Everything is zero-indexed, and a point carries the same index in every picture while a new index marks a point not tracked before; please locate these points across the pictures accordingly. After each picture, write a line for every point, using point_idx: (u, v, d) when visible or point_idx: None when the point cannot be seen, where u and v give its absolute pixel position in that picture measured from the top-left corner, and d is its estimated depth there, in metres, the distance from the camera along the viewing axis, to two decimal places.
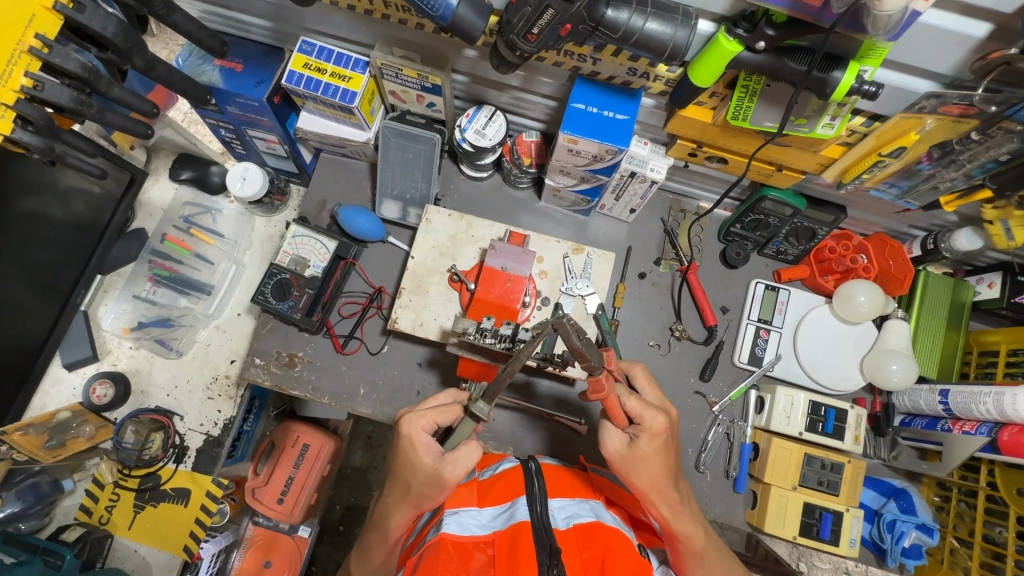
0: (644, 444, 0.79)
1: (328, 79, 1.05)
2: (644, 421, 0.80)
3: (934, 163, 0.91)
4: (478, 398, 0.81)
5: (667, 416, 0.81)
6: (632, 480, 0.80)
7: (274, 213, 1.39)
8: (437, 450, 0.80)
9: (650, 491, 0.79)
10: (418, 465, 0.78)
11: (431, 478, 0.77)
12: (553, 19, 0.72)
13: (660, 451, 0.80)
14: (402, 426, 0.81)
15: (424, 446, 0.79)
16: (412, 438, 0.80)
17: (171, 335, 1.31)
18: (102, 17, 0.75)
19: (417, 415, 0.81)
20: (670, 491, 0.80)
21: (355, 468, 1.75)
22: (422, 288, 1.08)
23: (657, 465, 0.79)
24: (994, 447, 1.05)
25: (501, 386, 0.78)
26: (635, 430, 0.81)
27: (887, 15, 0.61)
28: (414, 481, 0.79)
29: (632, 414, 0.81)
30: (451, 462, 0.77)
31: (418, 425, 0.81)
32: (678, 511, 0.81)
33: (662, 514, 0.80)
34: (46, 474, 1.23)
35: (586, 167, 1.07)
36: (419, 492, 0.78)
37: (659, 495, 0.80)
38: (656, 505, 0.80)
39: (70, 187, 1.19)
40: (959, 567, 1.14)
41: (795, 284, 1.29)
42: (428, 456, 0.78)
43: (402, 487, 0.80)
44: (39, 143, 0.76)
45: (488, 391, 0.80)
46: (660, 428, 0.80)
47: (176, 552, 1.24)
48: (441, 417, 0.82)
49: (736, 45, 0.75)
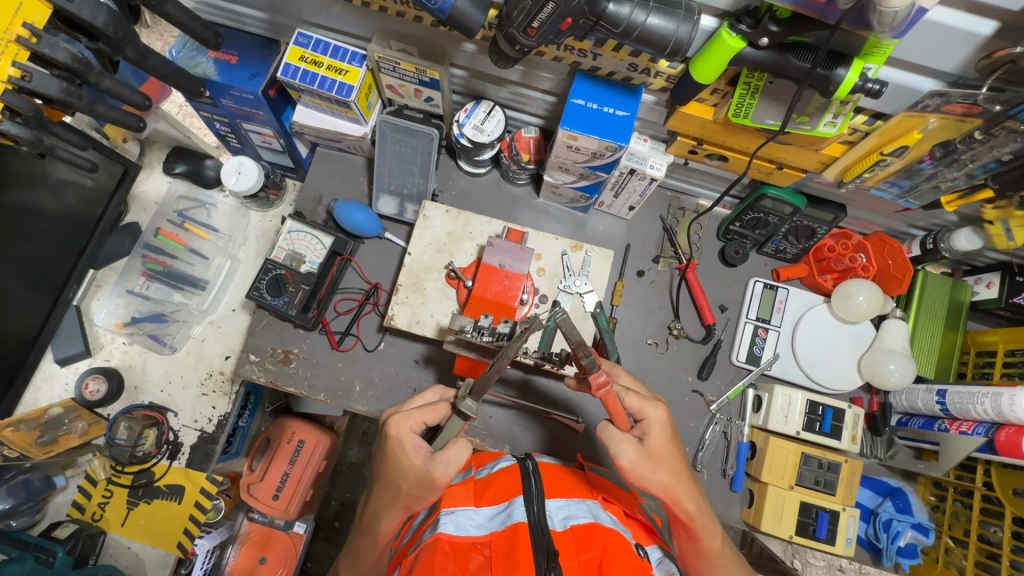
0: (657, 439, 0.80)
1: (324, 72, 1.04)
2: (648, 414, 0.82)
3: (936, 162, 0.90)
4: (466, 394, 0.81)
5: (664, 407, 0.84)
6: (659, 480, 0.78)
7: (270, 209, 1.37)
8: (427, 450, 0.79)
9: (677, 487, 0.79)
10: (409, 467, 0.77)
11: (422, 479, 0.77)
12: (554, 13, 0.71)
13: (670, 443, 0.81)
14: (391, 428, 0.80)
15: (413, 446, 0.78)
16: (401, 439, 0.79)
17: (165, 330, 1.29)
18: (92, 6, 0.73)
19: (405, 416, 0.81)
20: (689, 483, 0.81)
21: (350, 464, 1.74)
22: (419, 285, 1.07)
23: (672, 458, 0.80)
24: (991, 448, 1.04)
25: (489, 382, 0.77)
26: (641, 428, 0.82)
27: (893, 12, 0.61)
28: (404, 484, 0.78)
29: (634, 412, 0.83)
30: (442, 461, 0.76)
31: (406, 425, 0.80)
32: (700, 505, 0.81)
33: (688, 510, 0.80)
34: (38, 471, 1.22)
35: (585, 164, 1.06)
36: (410, 494, 0.78)
37: (685, 489, 0.80)
38: (683, 502, 0.79)
39: (62, 179, 1.18)
40: (954, 567, 1.14)
41: (794, 283, 1.28)
42: (417, 457, 0.77)
43: (393, 488, 0.80)
44: (28, 135, 0.75)
45: (476, 388, 0.79)
46: (663, 418, 0.82)
47: (170, 549, 1.22)
48: (429, 416, 0.82)
49: (739, 41, 0.74)
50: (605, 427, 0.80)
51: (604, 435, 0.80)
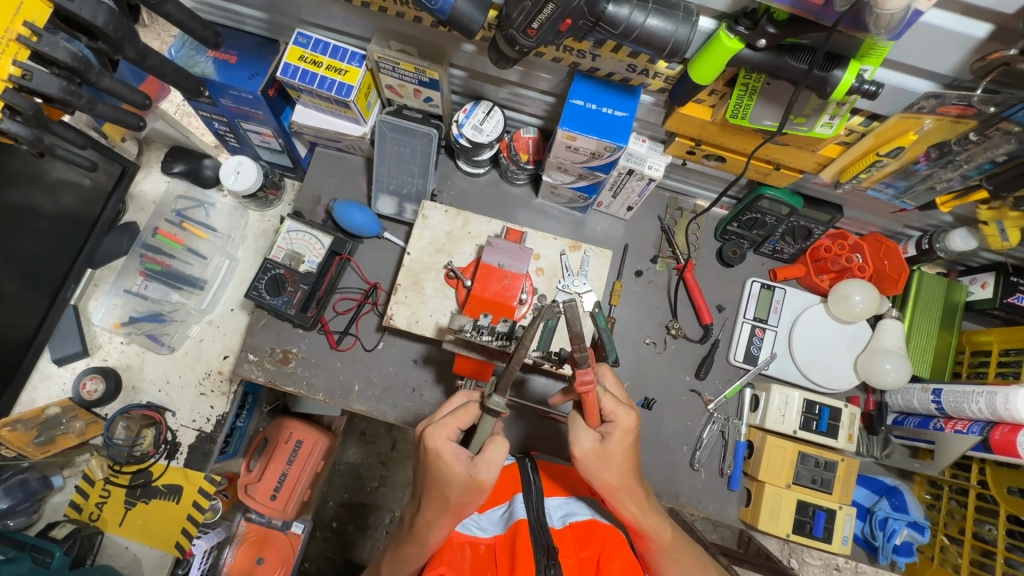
0: (616, 442, 0.80)
1: (323, 72, 1.04)
2: (618, 418, 0.81)
3: (932, 163, 0.91)
4: (491, 392, 0.81)
5: (636, 415, 0.83)
6: (605, 480, 0.79)
7: (268, 208, 1.37)
8: (466, 456, 0.78)
9: (621, 489, 0.79)
10: (452, 476, 0.76)
11: (467, 485, 0.75)
12: (553, 14, 0.71)
13: (628, 450, 0.80)
14: (426, 441, 0.79)
15: (452, 454, 0.77)
16: (439, 450, 0.77)
17: (163, 330, 1.29)
18: (92, 5, 0.73)
19: (438, 425, 0.79)
20: (637, 487, 0.81)
21: (349, 464, 1.74)
22: (418, 284, 1.08)
23: (624, 463, 0.80)
24: (985, 446, 1.05)
25: (512, 378, 0.78)
26: (606, 428, 0.81)
27: (889, 14, 0.61)
28: (450, 492, 0.76)
29: (605, 412, 0.82)
30: (484, 463, 0.76)
31: (441, 435, 0.79)
32: (646, 508, 0.81)
33: (630, 513, 0.80)
34: (35, 471, 1.22)
35: (583, 164, 1.06)
36: (458, 502, 0.76)
37: (630, 494, 0.80)
38: (625, 506, 0.80)
39: (59, 178, 1.17)
40: (950, 565, 1.15)
41: (791, 283, 1.29)
42: (459, 464, 0.76)
43: (438, 499, 0.77)
44: (27, 134, 0.75)
45: (500, 384, 0.80)
46: (630, 426, 0.81)
47: (167, 549, 1.22)
48: (462, 421, 0.80)
49: (737, 42, 0.75)
50: (573, 416, 0.83)
51: (570, 423, 0.82)
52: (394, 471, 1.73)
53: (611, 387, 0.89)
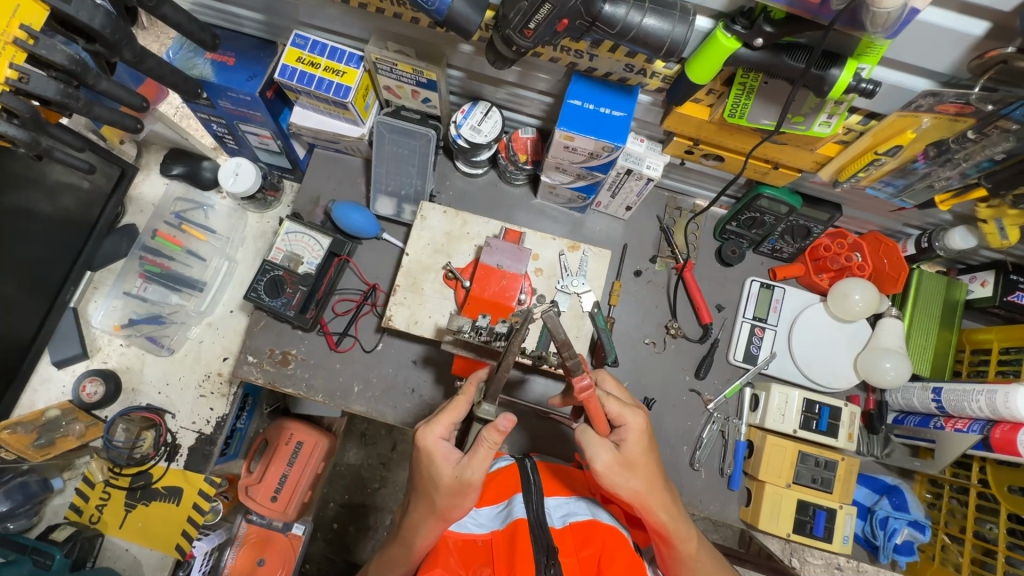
0: (633, 446, 0.80)
1: (321, 73, 1.04)
2: (627, 421, 0.81)
3: (930, 162, 0.91)
4: (482, 399, 0.80)
5: (644, 415, 0.83)
6: (632, 487, 0.78)
7: (268, 209, 1.37)
8: (456, 456, 0.78)
9: (649, 494, 0.79)
10: (439, 477, 0.76)
11: (455, 486, 0.75)
12: (550, 15, 0.71)
13: (647, 452, 0.81)
14: (419, 440, 0.79)
15: (443, 455, 0.77)
16: (430, 450, 0.78)
17: (161, 332, 1.29)
18: (89, 8, 0.73)
19: (431, 424, 0.79)
20: (662, 490, 0.81)
21: (349, 465, 1.74)
22: (417, 285, 1.08)
23: (647, 466, 0.80)
24: (986, 445, 1.05)
25: (501, 383, 0.77)
26: (619, 434, 0.81)
27: (886, 13, 0.61)
28: (437, 496, 0.76)
29: (613, 417, 0.82)
30: (471, 465, 0.75)
31: (433, 435, 0.79)
32: (673, 513, 0.81)
33: (659, 519, 0.80)
34: (34, 474, 1.21)
35: (581, 164, 1.06)
36: (446, 504, 0.76)
37: (657, 497, 0.80)
38: (654, 511, 0.79)
39: (59, 181, 1.18)
40: (951, 564, 1.15)
41: (790, 282, 1.29)
42: (447, 465, 0.76)
43: (428, 502, 0.77)
44: (25, 136, 0.74)
45: (490, 392, 0.79)
46: (642, 427, 0.81)
47: (167, 552, 1.22)
48: (454, 417, 0.81)
49: (734, 41, 0.75)
50: (582, 428, 0.81)
51: (581, 437, 0.80)
52: (395, 472, 1.73)
53: (612, 391, 0.90)
